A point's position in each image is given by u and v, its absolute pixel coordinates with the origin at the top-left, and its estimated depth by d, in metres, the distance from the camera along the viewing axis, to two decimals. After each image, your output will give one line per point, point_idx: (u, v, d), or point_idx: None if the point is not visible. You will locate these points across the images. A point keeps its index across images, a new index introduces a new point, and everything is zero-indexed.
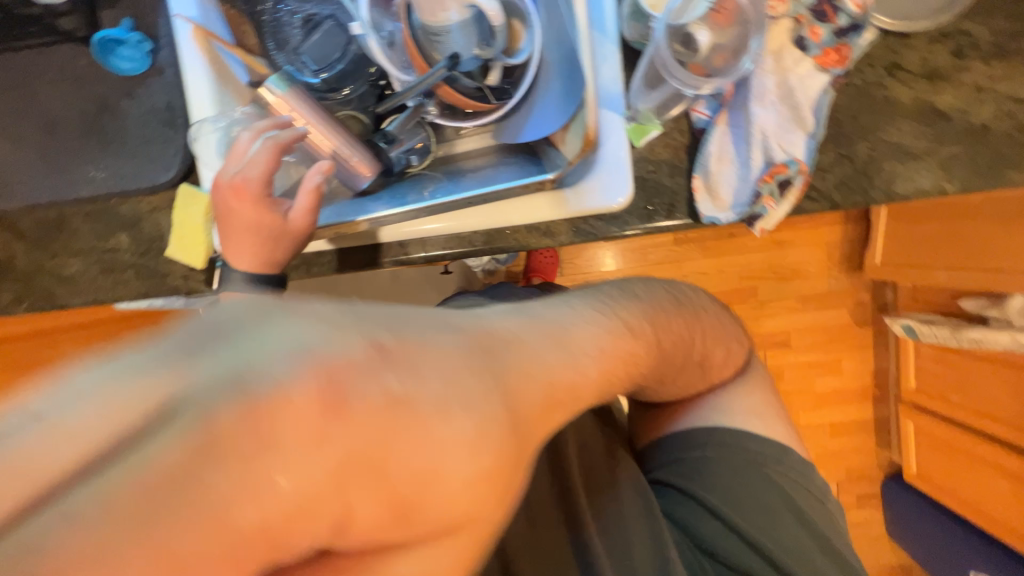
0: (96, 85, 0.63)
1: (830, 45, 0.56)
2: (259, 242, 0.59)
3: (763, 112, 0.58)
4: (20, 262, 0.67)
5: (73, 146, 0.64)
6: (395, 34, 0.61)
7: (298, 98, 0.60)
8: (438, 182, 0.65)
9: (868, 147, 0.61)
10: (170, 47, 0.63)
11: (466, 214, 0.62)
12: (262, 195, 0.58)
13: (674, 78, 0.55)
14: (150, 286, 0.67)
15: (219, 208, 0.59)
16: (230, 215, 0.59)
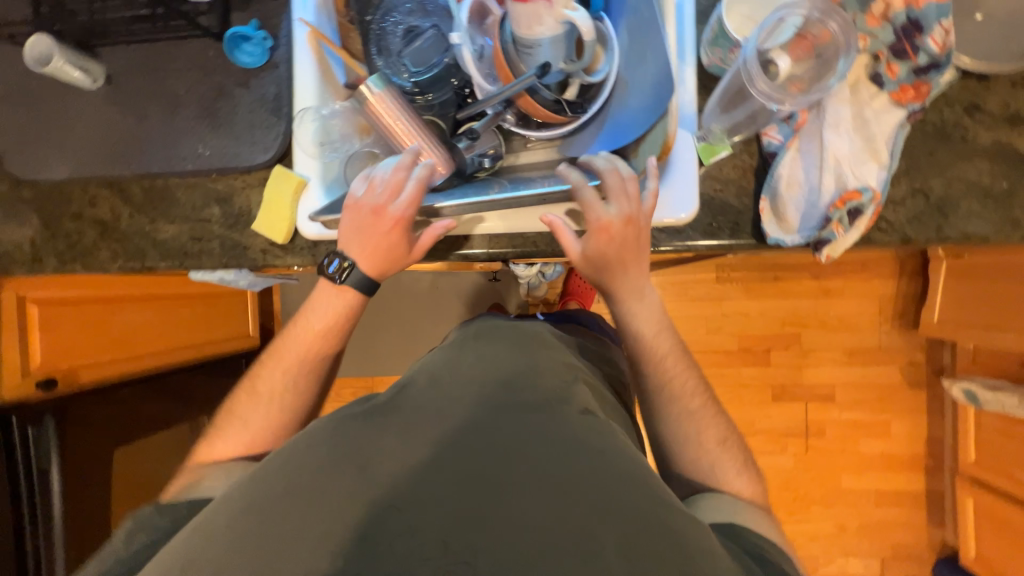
0: (217, 73, 0.71)
1: (908, 81, 0.58)
2: (361, 238, 0.65)
3: (836, 139, 0.59)
4: (124, 223, 0.74)
5: (188, 126, 0.72)
6: (485, 48, 0.66)
7: (392, 98, 0.65)
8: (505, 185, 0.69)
9: (942, 183, 0.60)
10: (286, 46, 0.70)
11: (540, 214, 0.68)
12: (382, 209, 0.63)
13: (756, 90, 0.50)
14: (230, 256, 0.72)
15: (354, 219, 0.65)
16: (355, 221, 0.64)
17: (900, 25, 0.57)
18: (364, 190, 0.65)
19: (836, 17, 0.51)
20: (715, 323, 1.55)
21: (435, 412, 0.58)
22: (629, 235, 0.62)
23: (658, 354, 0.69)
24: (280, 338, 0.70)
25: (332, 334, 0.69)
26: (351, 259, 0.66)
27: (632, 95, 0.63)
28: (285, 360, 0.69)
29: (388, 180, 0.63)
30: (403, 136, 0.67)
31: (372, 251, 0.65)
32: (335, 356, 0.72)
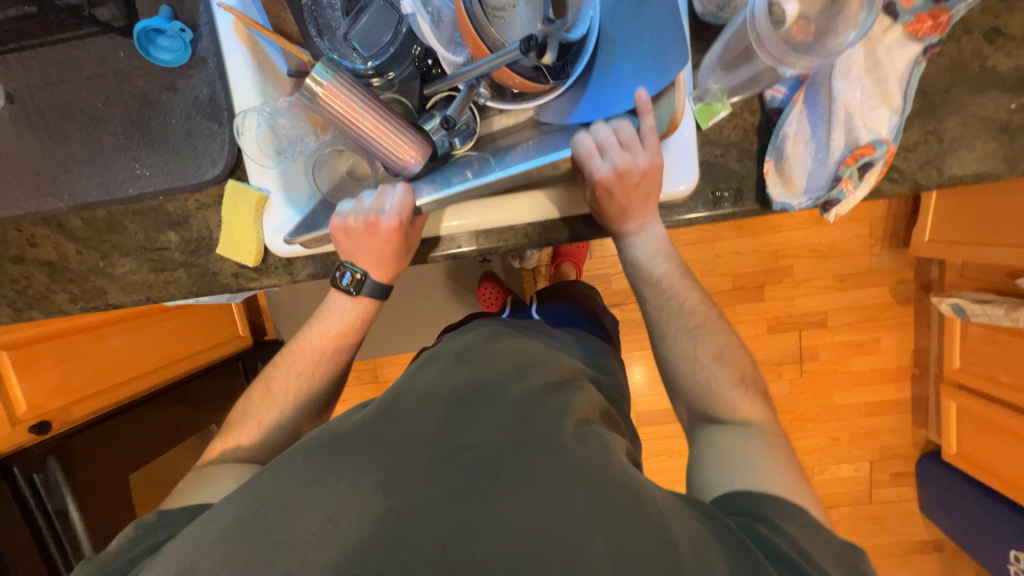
0: (136, 78, 0.61)
1: (925, 10, 0.51)
2: (360, 251, 0.58)
3: (847, 88, 0.54)
4: (74, 262, 0.67)
5: (118, 144, 0.63)
6: (442, 11, 0.57)
7: (347, 87, 0.55)
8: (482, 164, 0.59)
9: (958, 123, 0.56)
10: (210, 36, 0.60)
11: (529, 202, 0.61)
12: (372, 223, 0.56)
13: (765, 52, 0.44)
14: (200, 284, 0.66)
15: (348, 236, 0.58)
16: (350, 237, 0.57)
17: None
18: (348, 205, 0.58)
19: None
20: (708, 265, 1.54)
21: (415, 424, 0.49)
22: (639, 181, 0.54)
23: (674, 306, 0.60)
24: (294, 343, 0.64)
25: (346, 339, 0.63)
26: (362, 270, 0.60)
27: (620, 56, 0.56)
28: (301, 367, 0.63)
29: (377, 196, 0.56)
30: (363, 125, 0.56)
31: (381, 261, 0.59)
32: (350, 366, 0.66)
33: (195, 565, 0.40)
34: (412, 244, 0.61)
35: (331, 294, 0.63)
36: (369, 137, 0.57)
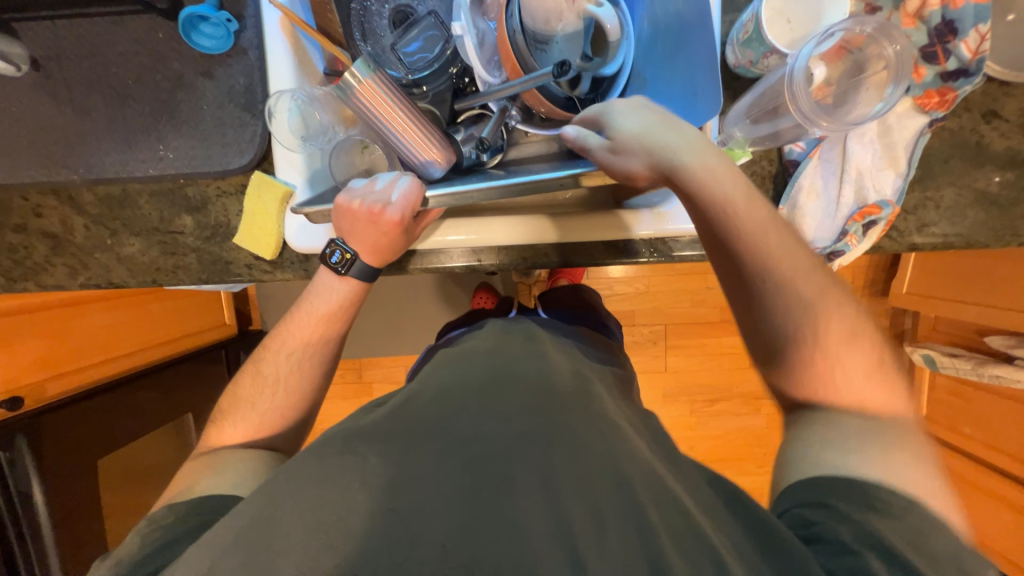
0: (173, 61, 0.61)
1: (934, 86, 0.55)
2: (356, 230, 0.57)
3: (860, 150, 0.58)
4: (80, 237, 0.65)
5: (144, 123, 0.62)
6: (486, 32, 0.58)
7: (383, 86, 0.55)
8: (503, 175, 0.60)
9: (954, 192, 0.61)
10: (254, 29, 0.60)
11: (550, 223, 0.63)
12: (374, 213, 0.55)
13: (796, 109, 0.47)
14: (210, 272, 0.65)
15: (345, 212, 0.56)
16: (348, 215, 0.56)
17: (934, 26, 0.54)
18: (359, 183, 0.57)
19: (898, 43, 0.44)
20: (699, 296, 1.58)
21: (429, 415, 0.50)
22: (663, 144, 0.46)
23: (773, 287, 0.46)
24: (281, 325, 0.62)
25: (334, 321, 0.61)
26: (351, 250, 0.59)
27: (649, 95, 0.58)
28: (288, 350, 0.60)
29: (386, 188, 0.55)
30: (398, 126, 0.57)
31: (371, 246, 0.58)
32: (339, 349, 0.63)
33: (199, 566, 0.38)
34: (410, 240, 0.60)
35: (319, 272, 0.61)
36: (402, 138, 0.58)
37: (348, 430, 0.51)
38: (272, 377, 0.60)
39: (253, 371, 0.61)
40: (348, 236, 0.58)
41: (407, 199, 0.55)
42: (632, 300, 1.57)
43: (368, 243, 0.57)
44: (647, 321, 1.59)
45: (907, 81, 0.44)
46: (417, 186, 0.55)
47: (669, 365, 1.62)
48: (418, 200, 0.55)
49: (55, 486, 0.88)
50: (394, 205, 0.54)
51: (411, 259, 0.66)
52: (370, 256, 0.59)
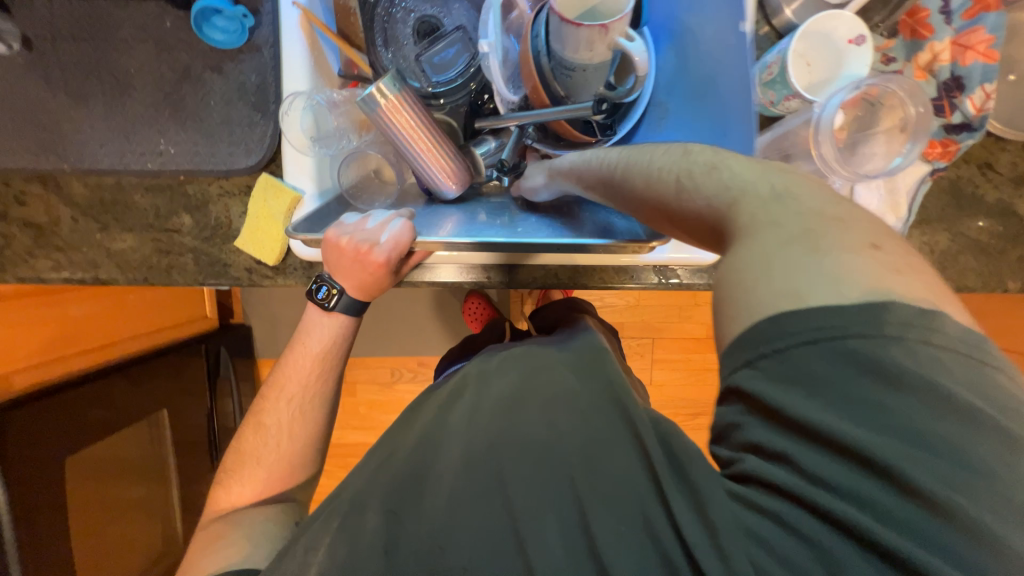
0: (180, 52, 0.58)
1: (939, 137, 0.57)
2: (342, 267, 0.55)
3: (866, 195, 0.60)
4: (66, 229, 0.62)
5: (144, 114, 0.59)
6: (510, 50, 0.58)
7: (411, 103, 0.55)
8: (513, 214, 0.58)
9: (948, 238, 0.63)
10: (270, 26, 0.58)
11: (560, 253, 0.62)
12: (359, 250, 0.53)
13: (818, 148, 0.48)
14: (207, 274, 0.63)
15: (332, 248, 0.54)
16: (335, 251, 0.54)
17: (943, 80, 0.56)
18: (351, 219, 0.55)
19: (922, 106, 0.47)
20: (688, 313, 1.61)
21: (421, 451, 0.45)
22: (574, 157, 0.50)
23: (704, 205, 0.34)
24: (279, 369, 0.59)
25: (332, 359, 0.58)
26: (339, 286, 0.56)
27: (671, 126, 0.56)
28: (287, 395, 0.57)
29: (375, 226, 0.53)
30: (420, 145, 0.56)
31: (359, 283, 0.55)
32: (339, 388, 0.60)
33: None
34: (398, 277, 0.57)
35: (307, 309, 0.59)
36: (421, 156, 0.57)
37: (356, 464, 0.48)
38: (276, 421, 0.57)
39: (255, 420, 0.58)
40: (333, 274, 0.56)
41: (396, 238, 0.53)
42: (623, 313, 1.59)
43: (355, 280, 0.55)
44: (635, 334, 1.61)
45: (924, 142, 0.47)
46: (406, 227, 0.54)
47: (655, 379, 1.64)
48: (406, 240, 0.53)
49: (20, 486, 0.82)
50: (383, 242, 0.53)
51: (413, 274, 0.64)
52: (359, 294, 0.57)
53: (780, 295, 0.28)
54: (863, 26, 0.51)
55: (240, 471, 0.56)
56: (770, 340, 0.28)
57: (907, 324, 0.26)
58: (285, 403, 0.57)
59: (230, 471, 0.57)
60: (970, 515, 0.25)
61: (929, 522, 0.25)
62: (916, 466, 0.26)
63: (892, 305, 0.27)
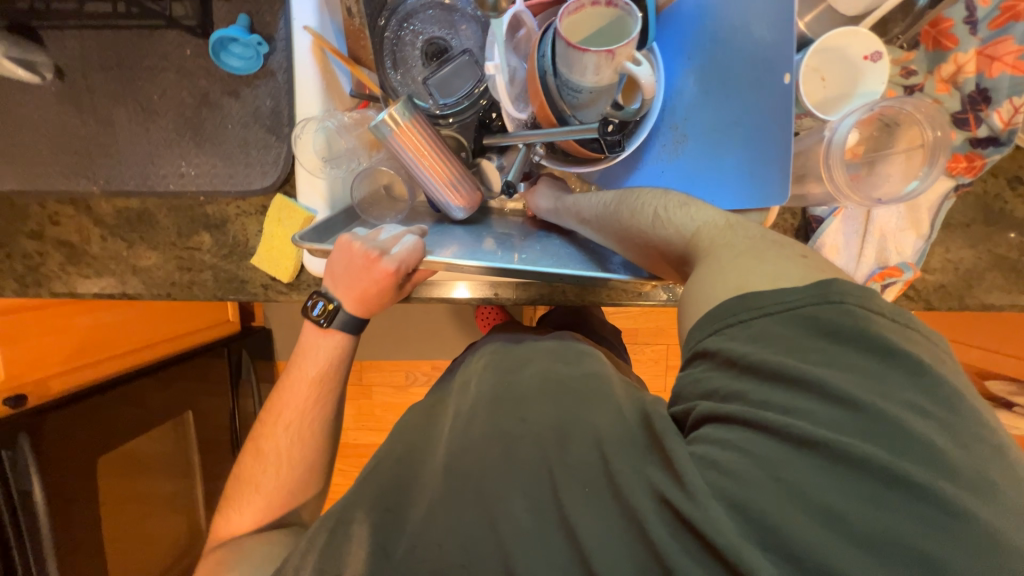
0: (199, 78, 0.60)
1: (963, 151, 0.55)
2: (347, 276, 0.55)
3: (885, 212, 0.57)
4: (96, 247, 0.65)
5: (167, 138, 0.61)
6: (517, 69, 0.58)
7: (423, 130, 0.56)
8: (517, 246, 0.59)
9: (973, 255, 0.61)
10: (284, 51, 0.60)
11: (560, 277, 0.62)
12: (369, 262, 0.53)
13: (829, 178, 0.47)
14: (226, 290, 0.65)
15: (340, 256, 0.54)
16: (343, 258, 0.54)
17: (968, 92, 0.54)
18: (365, 230, 0.56)
19: (940, 130, 0.45)
20: None
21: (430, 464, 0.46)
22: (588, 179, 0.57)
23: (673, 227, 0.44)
24: (276, 397, 0.60)
25: (326, 383, 0.59)
26: (336, 300, 0.56)
27: (690, 151, 0.56)
28: (285, 419, 0.58)
29: (387, 238, 0.54)
30: (430, 168, 0.57)
31: (358, 295, 0.55)
32: (337, 405, 0.61)
33: None
34: (398, 293, 0.57)
35: (303, 327, 0.59)
36: (430, 179, 0.58)
37: (380, 450, 0.52)
38: (276, 443, 0.58)
39: (255, 443, 0.60)
40: (336, 284, 0.56)
41: (405, 252, 0.53)
42: (637, 319, 1.57)
43: (358, 292, 0.55)
44: (650, 340, 1.58)
45: (941, 166, 0.45)
46: (415, 245, 0.54)
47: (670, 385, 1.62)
48: (414, 258, 0.53)
49: (56, 484, 0.87)
50: (393, 253, 0.53)
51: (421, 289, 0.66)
52: (358, 309, 0.57)
53: (732, 287, 0.36)
54: (879, 41, 0.48)
55: (246, 492, 0.58)
56: (736, 312, 0.35)
57: (851, 293, 0.33)
58: (283, 426, 0.58)
59: (244, 489, 0.58)
60: (941, 448, 0.28)
61: (911, 443, 0.28)
62: (884, 397, 0.30)
63: (832, 281, 0.34)
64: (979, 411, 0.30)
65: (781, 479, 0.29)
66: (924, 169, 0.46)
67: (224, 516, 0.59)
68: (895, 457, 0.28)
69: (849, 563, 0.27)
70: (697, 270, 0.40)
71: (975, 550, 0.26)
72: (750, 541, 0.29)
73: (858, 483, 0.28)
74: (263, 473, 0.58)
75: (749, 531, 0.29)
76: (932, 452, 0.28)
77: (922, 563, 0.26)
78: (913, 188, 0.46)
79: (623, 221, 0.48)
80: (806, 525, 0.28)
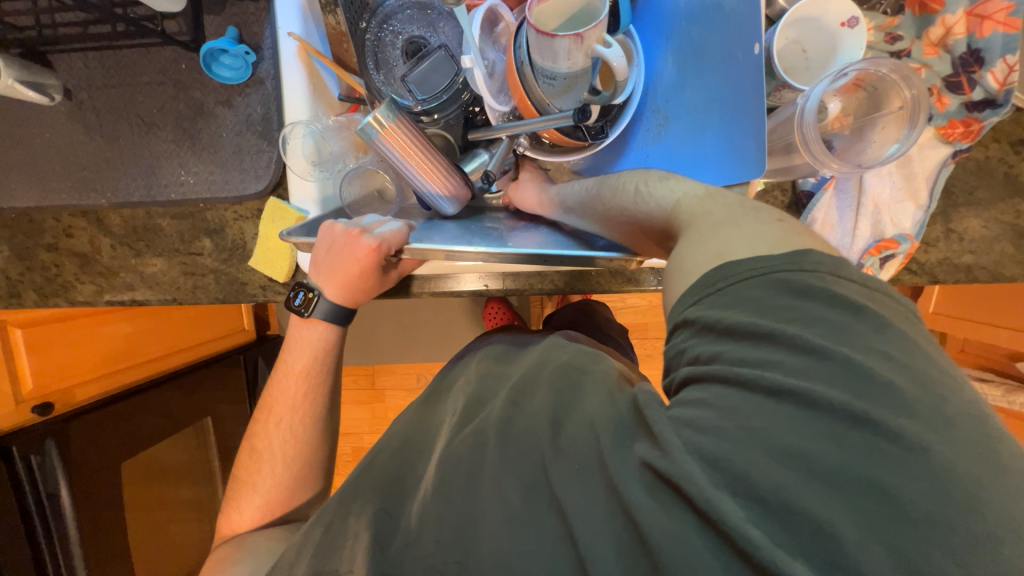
0: (194, 91, 0.63)
1: (958, 116, 0.53)
2: (332, 262, 0.56)
3: (878, 183, 0.56)
4: (106, 256, 0.68)
5: (166, 149, 0.64)
6: (496, 63, 0.59)
7: (406, 128, 0.56)
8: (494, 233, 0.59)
9: (980, 223, 0.58)
10: (272, 59, 0.62)
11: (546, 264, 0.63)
12: (351, 246, 0.55)
13: (807, 152, 0.47)
14: (227, 292, 0.67)
15: (325, 242, 0.56)
16: (328, 244, 0.56)
17: (959, 54, 0.52)
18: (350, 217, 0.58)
19: (916, 89, 0.44)
20: None
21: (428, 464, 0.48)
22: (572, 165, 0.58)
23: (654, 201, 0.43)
24: (269, 393, 0.62)
25: (315, 377, 0.61)
26: (318, 288, 0.58)
27: (674, 132, 0.56)
28: (277, 414, 0.60)
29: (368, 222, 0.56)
30: (416, 164, 0.58)
31: (341, 280, 0.57)
32: (329, 399, 0.62)
33: None
34: (380, 280, 0.59)
35: (290, 322, 0.62)
36: (417, 175, 0.58)
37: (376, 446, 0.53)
38: (274, 438, 0.60)
39: (253, 440, 0.61)
40: (322, 269, 0.58)
41: (386, 234, 0.55)
42: (647, 313, 1.54)
43: (341, 277, 0.57)
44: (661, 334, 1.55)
45: (922, 126, 0.43)
46: (394, 228, 0.55)
47: None
48: (394, 242, 0.55)
49: (83, 488, 0.91)
50: (375, 235, 0.54)
51: (414, 283, 0.67)
52: (342, 296, 0.58)
53: (711, 256, 0.34)
54: (854, 6, 0.48)
55: (247, 488, 0.60)
56: (719, 279, 0.33)
57: (824, 262, 0.31)
58: (279, 421, 0.60)
59: (248, 485, 0.60)
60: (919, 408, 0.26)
61: (890, 403, 0.27)
62: (851, 346, 0.29)
63: (809, 251, 0.32)
64: (940, 360, 0.30)
65: (749, 428, 0.28)
66: (904, 131, 0.45)
67: (226, 513, 0.61)
68: (863, 402, 0.27)
69: (813, 504, 0.26)
70: (681, 240, 0.37)
71: (953, 512, 0.25)
72: (716, 485, 0.28)
73: (823, 425, 0.27)
74: (264, 469, 0.60)
75: (715, 477, 0.28)
76: (899, 398, 0.27)
77: (883, 498, 0.26)
78: (892, 152, 0.45)
79: (604, 208, 0.48)
80: (771, 473, 0.27)
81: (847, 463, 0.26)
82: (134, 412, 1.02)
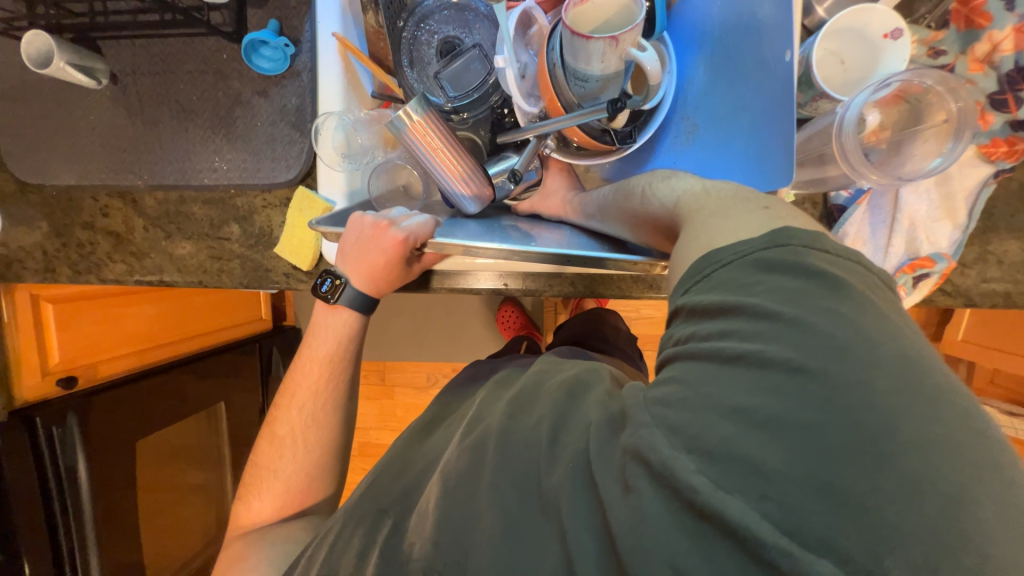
0: (233, 80, 0.65)
1: (1002, 135, 0.51)
2: (357, 251, 0.57)
3: (914, 200, 0.54)
4: (138, 236, 0.70)
5: (202, 135, 0.66)
6: (528, 64, 0.59)
7: (435, 122, 0.57)
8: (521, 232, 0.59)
9: (1020, 247, 0.56)
10: (309, 52, 0.64)
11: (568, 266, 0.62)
12: (377, 236, 0.55)
13: (845, 159, 0.46)
14: (251, 277, 0.69)
15: (352, 232, 0.57)
16: (354, 234, 0.57)
17: (1006, 71, 0.50)
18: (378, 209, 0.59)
19: (963, 101, 0.42)
20: None
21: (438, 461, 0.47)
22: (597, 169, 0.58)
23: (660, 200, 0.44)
24: (292, 380, 0.62)
25: (336, 365, 0.61)
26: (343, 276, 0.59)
27: (702, 138, 0.55)
28: (298, 402, 0.61)
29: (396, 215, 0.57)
30: (442, 159, 0.58)
31: (365, 270, 0.57)
32: (349, 389, 0.63)
33: None
34: (404, 273, 0.59)
35: (315, 309, 0.62)
36: (442, 169, 0.59)
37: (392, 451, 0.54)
38: (292, 425, 0.60)
39: (273, 426, 0.62)
40: (347, 260, 0.59)
41: (413, 227, 0.55)
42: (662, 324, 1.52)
43: (366, 267, 0.57)
44: None
45: (968, 139, 0.42)
46: (422, 223, 0.56)
47: None
48: (420, 235, 0.55)
49: (99, 465, 0.93)
50: (402, 227, 0.55)
51: (435, 279, 0.67)
52: (366, 286, 0.59)
53: (702, 249, 0.34)
54: (899, 19, 0.47)
55: (264, 475, 0.61)
56: (703, 270, 0.33)
57: (803, 237, 0.31)
58: (298, 409, 0.61)
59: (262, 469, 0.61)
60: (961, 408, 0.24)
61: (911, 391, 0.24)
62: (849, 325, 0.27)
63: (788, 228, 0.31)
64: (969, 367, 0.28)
65: (733, 405, 0.27)
66: (949, 145, 0.44)
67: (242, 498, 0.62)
68: (854, 379, 0.25)
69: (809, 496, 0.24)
70: (679, 239, 0.37)
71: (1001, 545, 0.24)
72: None
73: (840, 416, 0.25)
74: (278, 455, 0.60)
75: None
76: (894, 372, 0.25)
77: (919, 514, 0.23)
78: (936, 165, 0.44)
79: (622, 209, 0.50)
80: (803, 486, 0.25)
81: (847, 439, 0.24)
82: (152, 392, 1.04)
